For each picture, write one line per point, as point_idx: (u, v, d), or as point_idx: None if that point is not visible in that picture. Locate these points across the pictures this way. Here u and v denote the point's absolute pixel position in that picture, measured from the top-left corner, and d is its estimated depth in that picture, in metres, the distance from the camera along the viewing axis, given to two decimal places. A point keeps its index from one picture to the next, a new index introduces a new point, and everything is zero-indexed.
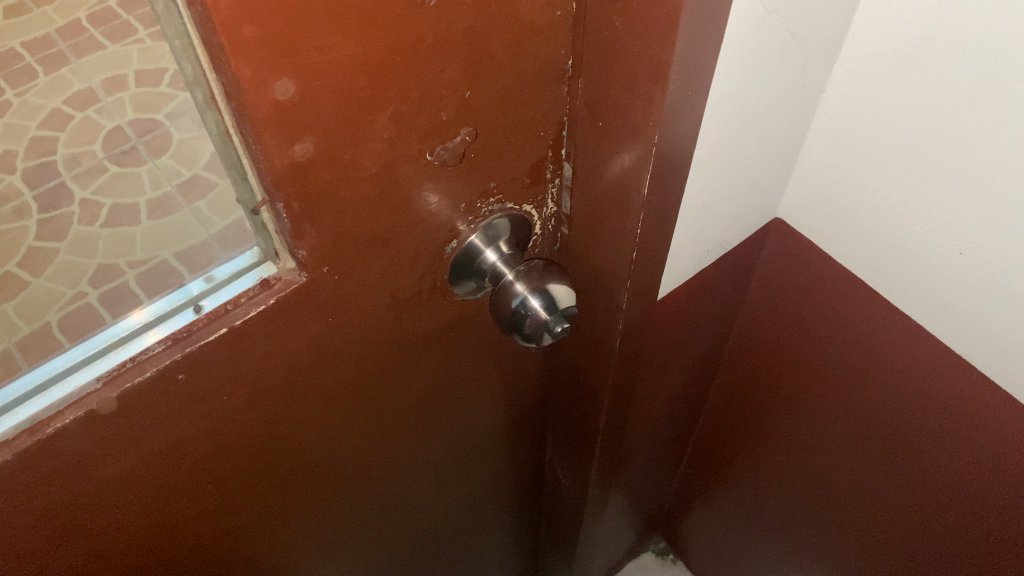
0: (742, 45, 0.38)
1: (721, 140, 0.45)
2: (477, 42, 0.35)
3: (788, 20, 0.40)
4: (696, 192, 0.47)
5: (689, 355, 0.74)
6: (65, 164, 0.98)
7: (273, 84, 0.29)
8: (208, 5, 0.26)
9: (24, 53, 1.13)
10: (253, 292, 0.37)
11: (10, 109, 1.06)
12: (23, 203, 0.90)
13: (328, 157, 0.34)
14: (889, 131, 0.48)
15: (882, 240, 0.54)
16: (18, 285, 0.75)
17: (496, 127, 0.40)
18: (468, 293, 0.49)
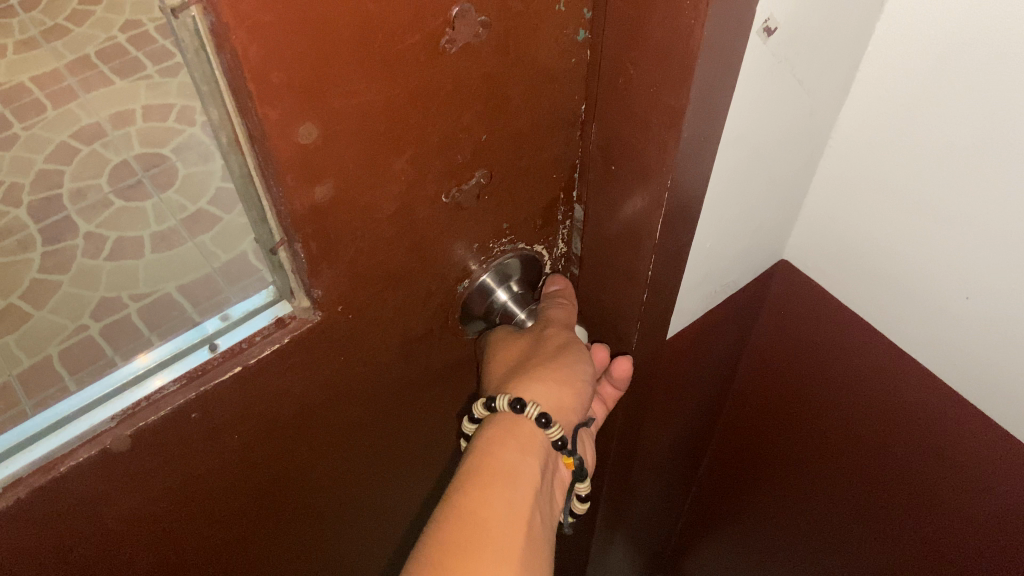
0: (751, 92, 0.39)
1: (732, 184, 0.45)
2: (495, 89, 0.36)
3: (797, 69, 0.41)
4: (705, 236, 0.48)
5: (695, 396, 0.74)
6: (70, 198, 0.98)
7: (298, 130, 0.30)
8: (237, 52, 0.26)
9: (32, 88, 1.12)
10: (268, 330, 0.37)
11: (17, 141, 1.05)
12: (29, 235, 0.91)
13: (348, 199, 0.34)
14: (896, 176, 0.49)
15: (887, 285, 0.55)
16: (18, 316, 0.76)
17: (508, 171, 0.41)
18: (473, 331, 0.49)
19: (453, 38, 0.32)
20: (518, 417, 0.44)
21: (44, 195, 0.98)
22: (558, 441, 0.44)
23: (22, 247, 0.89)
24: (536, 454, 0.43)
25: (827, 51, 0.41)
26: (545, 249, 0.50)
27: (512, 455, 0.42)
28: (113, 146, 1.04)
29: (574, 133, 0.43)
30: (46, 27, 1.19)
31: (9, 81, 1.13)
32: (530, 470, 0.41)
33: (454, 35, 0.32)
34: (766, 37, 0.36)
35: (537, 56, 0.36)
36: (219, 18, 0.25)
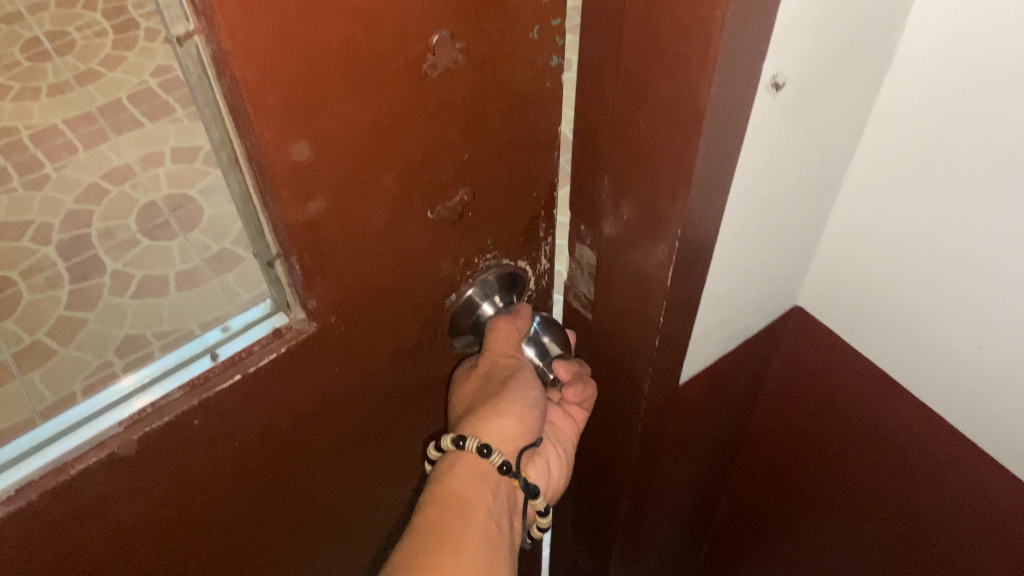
0: (761, 142, 0.42)
1: (747, 229, 0.48)
2: (476, 110, 0.39)
3: (806, 122, 0.44)
4: (719, 277, 0.50)
5: (710, 438, 0.75)
6: (99, 237, 1.08)
7: (292, 148, 0.33)
8: (237, 77, 0.29)
9: (63, 130, 1.23)
10: (266, 340, 0.39)
11: (49, 184, 1.16)
12: (56, 272, 1.03)
13: (339, 214, 0.37)
14: (903, 227, 0.51)
15: (896, 326, 0.57)
16: (47, 351, 0.88)
17: (489, 189, 0.43)
18: (462, 346, 0.51)
19: (434, 63, 0.35)
20: (461, 454, 0.45)
21: (75, 233, 1.08)
22: (501, 466, 0.44)
23: (53, 284, 1.01)
24: (483, 479, 0.44)
25: (836, 105, 0.44)
26: (529, 267, 0.52)
27: (458, 484, 0.43)
28: (141, 188, 1.15)
29: (552, 153, 0.46)
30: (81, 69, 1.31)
31: (43, 122, 1.25)
32: (478, 493, 0.43)
33: (435, 60, 0.35)
34: (776, 92, 0.39)
35: (513, 80, 0.39)
36: (220, 45, 0.28)
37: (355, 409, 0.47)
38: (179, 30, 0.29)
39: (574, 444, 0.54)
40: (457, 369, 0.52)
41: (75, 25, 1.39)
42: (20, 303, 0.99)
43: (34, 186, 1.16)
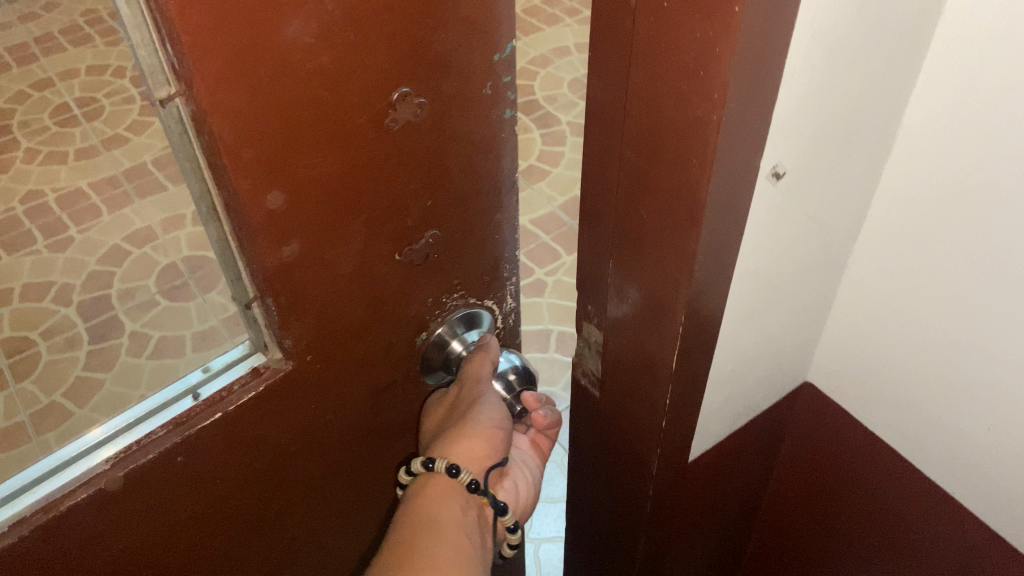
0: (766, 222, 0.48)
1: (752, 303, 0.54)
2: (437, 159, 0.42)
3: (808, 209, 0.50)
4: (730, 339, 0.55)
5: (723, 501, 0.78)
6: (120, 297, 1.32)
7: (266, 197, 0.36)
8: (215, 134, 0.32)
9: (89, 193, 1.50)
10: (245, 380, 0.42)
11: (73, 245, 1.41)
12: (76, 333, 1.27)
13: (313, 257, 0.40)
14: (899, 296, 0.56)
15: (891, 386, 0.61)
16: (61, 416, 1.11)
17: (453, 231, 0.47)
18: (434, 382, 0.53)
19: (396, 116, 0.38)
20: (431, 475, 0.49)
21: (94, 293, 1.33)
22: (469, 484, 0.49)
23: (70, 344, 1.26)
24: (452, 497, 0.48)
25: (835, 192, 0.50)
26: (498, 306, 0.55)
27: (431, 504, 0.47)
28: (162, 250, 1.37)
29: (512, 198, 0.49)
30: (107, 134, 1.59)
31: (68, 185, 1.50)
32: (447, 512, 0.47)
33: (397, 114, 0.38)
34: (774, 180, 0.45)
35: (469, 130, 0.42)
36: (199, 106, 0.31)
37: (332, 445, 0.50)
38: (162, 93, 0.32)
39: (540, 468, 0.58)
40: (427, 402, 0.54)
41: (104, 92, 1.67)
42: (41, 362, 1.23)
43: (58, 247, 1.40)
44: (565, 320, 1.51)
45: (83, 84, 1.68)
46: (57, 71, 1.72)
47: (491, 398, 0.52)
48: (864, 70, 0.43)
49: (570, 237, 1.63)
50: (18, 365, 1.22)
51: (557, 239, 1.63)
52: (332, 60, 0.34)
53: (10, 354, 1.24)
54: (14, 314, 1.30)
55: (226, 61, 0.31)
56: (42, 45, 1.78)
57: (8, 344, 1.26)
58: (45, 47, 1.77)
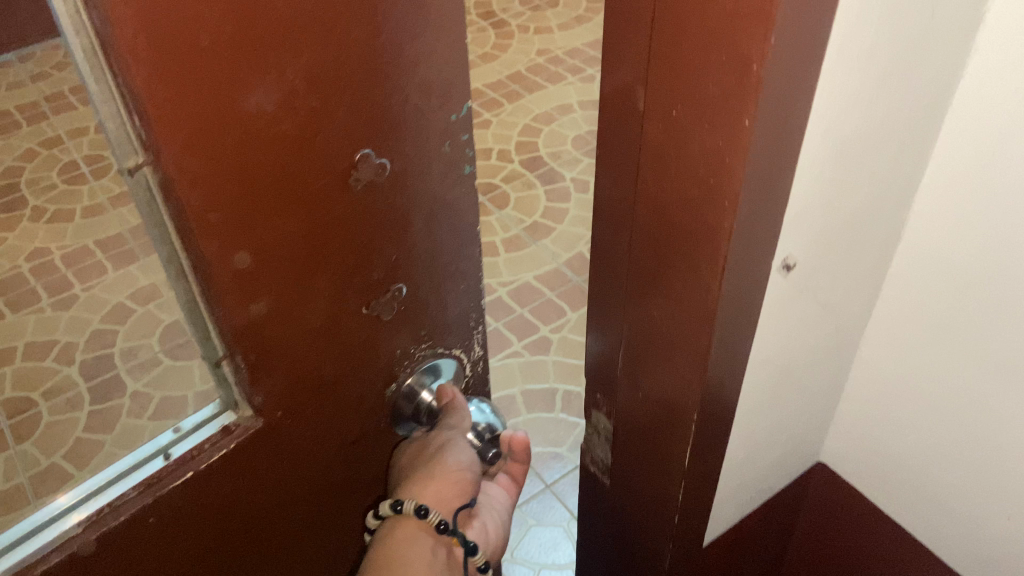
0: (786, 299, 0.56)
1: (782, 366, 0.63)
2: (401, 214, 0.44)
3: (821, 292, 0.59)
4: (759, 399, 0.64)
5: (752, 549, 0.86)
6: (122, 355, 1.28)
7: (234, 258, 0.37)
8: (182, 200, 0.34)
9: (94, 251, 1.51)
10: (216, 438, 0.42)
11: (77, 303, 1.40)
12: (77, 393, 1.24)
13: (280, 314, 0.41)
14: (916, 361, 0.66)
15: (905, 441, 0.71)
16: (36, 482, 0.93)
17: (419, 284, 0.48)
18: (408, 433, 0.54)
19: (359, 176, 0.40)
20: (400, 516, 0.50)
21: (97, 352, 1.30)
22: (438, 525, 0.50)
23: (72, 406, 1.21)
24: (417, 536, 0.50)
25: (850, 276, 0.60)
26: (467, 354, 0.56)
27: (402, 547, 0.49)
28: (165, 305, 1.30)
29: (475, 248, 0.50)
30: (114, 192, 1.61)
31: (76, 244, 1.53)
32: (415, 555, 0.48)
33: (359, 174, 0.40)
34: (786, 269, 0.54)
35: (431, 187, 0.44)
36: (167, 173, 0.33)
37: (306, 499, 0.50)
38: (131, 162, 0.33)
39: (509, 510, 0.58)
40: (396, 451, 0.54)
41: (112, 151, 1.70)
42: (41, 423, 1.19)
43: (63, 305, 1.40)
44: (571, 380, 1.41)
45: (89, 141, 1.71)
46: (66, 129, 1.77)
47: (459, 442, 0.53)
48: (872, 161, 0.51)
49: (574, 293, 1.56)
50: (17, 426, 1.18)
51: (560, 295, 1.56)
52: (295, 126, 0.36)
53: (11, 415, 1.21)
54: (17, 373, 1.27)
55: (191, 131, 0.32)
56: (52, 103, 1.82)
57: (9, 405, 1.23)
58: (55, 106, 1.81)
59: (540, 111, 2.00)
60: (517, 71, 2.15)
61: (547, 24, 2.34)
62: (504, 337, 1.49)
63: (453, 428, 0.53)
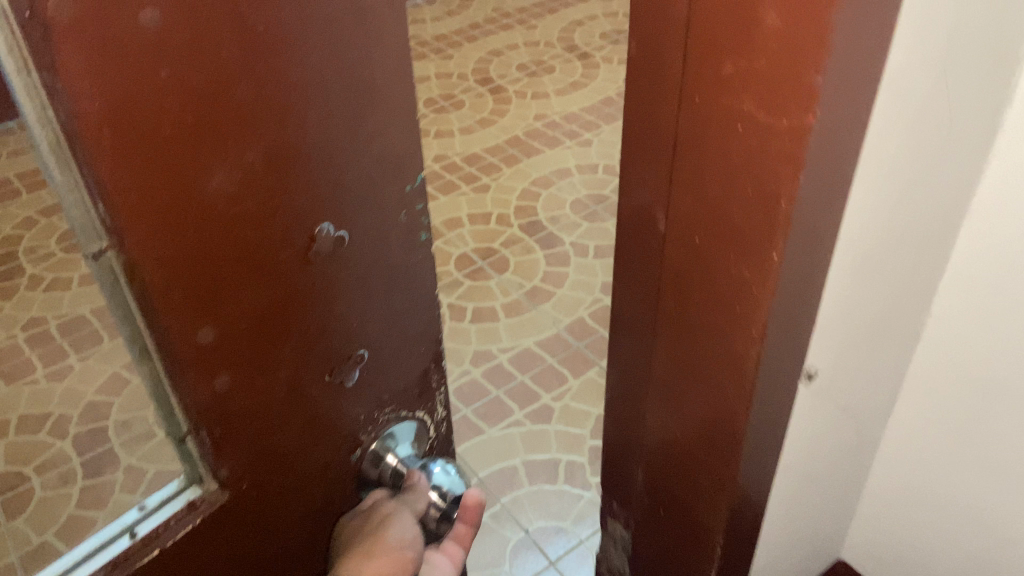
0: (810, 402, 0.69)
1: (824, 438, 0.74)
2: (360, 283, 0.45)
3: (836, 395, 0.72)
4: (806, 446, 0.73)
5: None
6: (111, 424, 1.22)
7: (197, 334, 0.38)
8: (147, 279, 0.34)
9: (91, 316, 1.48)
10: (181, 514, 0.42)
11: (71, 373, 1.39)
12: (70, 468, 1.23)
13: (244, 386, 0.41)
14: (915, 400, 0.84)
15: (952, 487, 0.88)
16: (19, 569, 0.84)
17: (380, 349, 0.49)
18: (367, 504, 0.53)
19: (317, 249, 0.41)
20: None
21: (88, 427, 1.29)
22: None
23: (64, 480, 1.21)
24: None
25: (869, 344, 0.70)
26: (430, 416, 0.57)
27: None
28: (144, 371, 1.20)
29: (434, 312, 0.52)
30: None
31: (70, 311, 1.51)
32: None
33: (318, 246, 0.41)
34: (807, 384, 0.66)
35: (388, 256, 0.45)
36: (130, 256, 0.34)
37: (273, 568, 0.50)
38: (94, 248, 0.34)
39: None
40: (348, 518, 0.53)
41: None
42: (34, 498, 1.18)
43: (59, 376, 1.41)
44: (574, 451, 1.39)
45: None
46: None
47: (404, 519, 0.52)
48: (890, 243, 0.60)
49: (577, 360, 1.56)
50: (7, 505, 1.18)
51: (563, 361, 1.56)
52: (255, 204, 0.37)
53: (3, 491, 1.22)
54: (12, 449, 1.30)
55: (153, 214, 0.33)
56: None
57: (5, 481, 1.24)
58: None
59: (538, 176, 2.06)
60: (516, 136, 2.20)
61: (547, 88, 2.41)
62: (505, 406, 1.48)
63: (399, 503, 0.52)
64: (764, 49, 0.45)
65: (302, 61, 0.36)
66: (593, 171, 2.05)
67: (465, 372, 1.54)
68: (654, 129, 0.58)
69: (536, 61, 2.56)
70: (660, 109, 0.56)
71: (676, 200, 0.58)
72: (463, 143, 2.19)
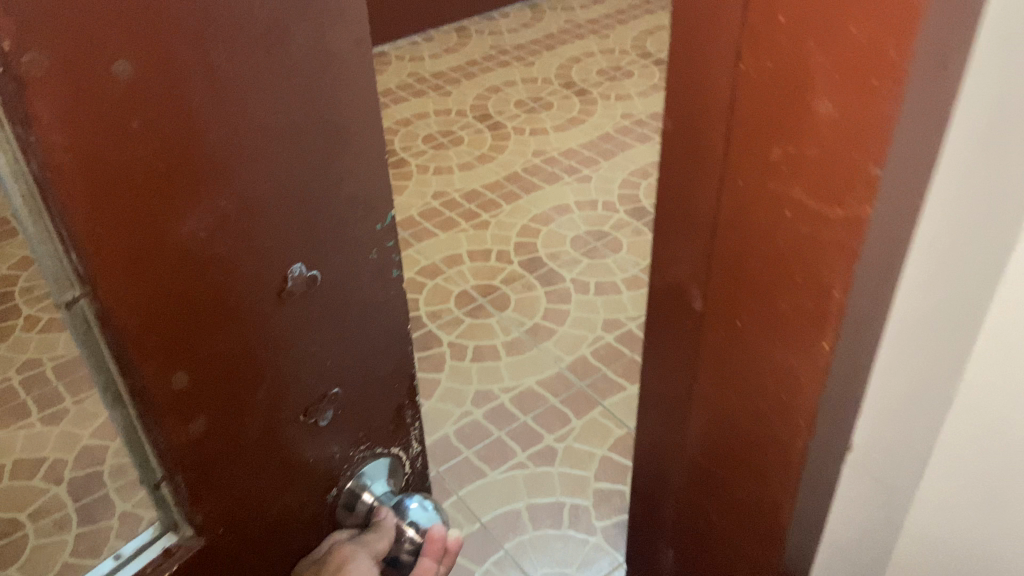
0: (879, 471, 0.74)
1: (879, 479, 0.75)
2: (333, 323, 0.45)
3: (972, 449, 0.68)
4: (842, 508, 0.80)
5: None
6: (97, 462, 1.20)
7: (171, 378, 0.38)
8: (121, 326, 0.35)
9: None
10: (157, 561, 0.42)
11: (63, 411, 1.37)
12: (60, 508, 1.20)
13: (219, 429, 0.41)
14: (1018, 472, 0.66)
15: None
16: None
17: (354, 386, 0.49)
18: (328, 542, 0.52)
19: (290, 291, 0.41)
20: None
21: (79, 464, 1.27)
22: None
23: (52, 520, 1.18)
24: None
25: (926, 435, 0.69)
26: (405, 451, 0.57)
27: None
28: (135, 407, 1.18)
29: (408, 348, 0.52)
30: None
31: None
32: None
33: (291, 288, 0.41)
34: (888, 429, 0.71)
35: (360, 295, 0.46)
36: (104, 304, 0.34)
37: None
38: (67, 296, 0.34)
39: None
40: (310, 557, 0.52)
41: None
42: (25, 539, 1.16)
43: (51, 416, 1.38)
44: (578, 493, 1.36)
45: None
46: None
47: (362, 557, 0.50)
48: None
49: (578, 401, 1.52)
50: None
51: (564, 402, 1.52)
52: (227, 248, 0.37)
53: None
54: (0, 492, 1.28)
55: (126, 261, 0.33)
56: None
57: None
58: None
59: (538, 215, 1.99)
60: (516, 174, 2.14)
61: (545, 126, 2.33)
62: (507, 446, 1.44)
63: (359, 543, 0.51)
64: (822, 136, 0.54)
65: (271, 107, 0.36)
66: (591, 208, 2.00)
67: (466, 412, 1.50)
68: (697, 218, 0.71)
69: (534, 97, 2.48)
70: (702, 181, 0.68)
71: (722, 232, 0.68)
72: (464, 182, 2.11)
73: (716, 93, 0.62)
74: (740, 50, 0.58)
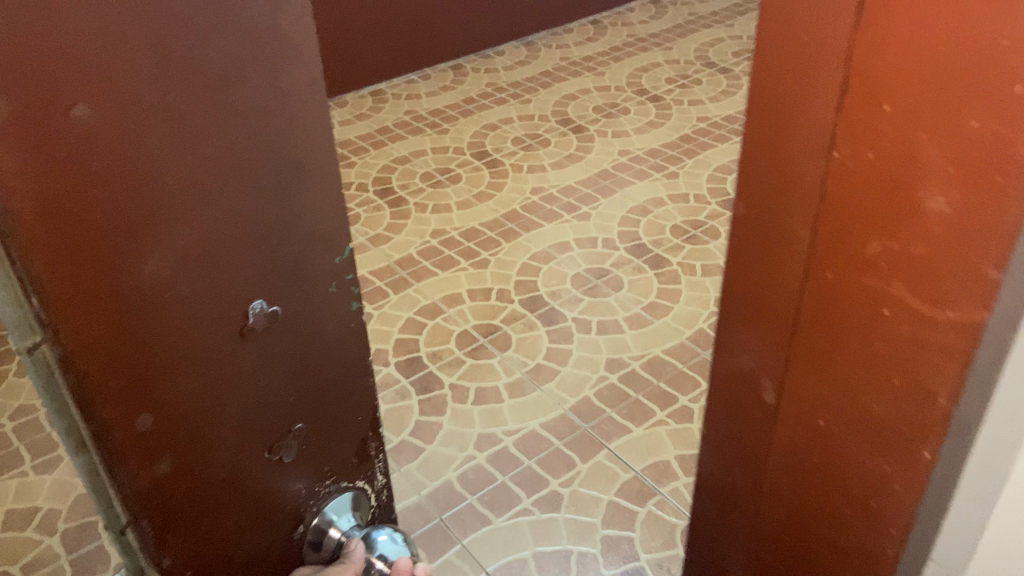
0: None
1: None
2: (296, 360, 0.45)
3: None
4: None
5: None
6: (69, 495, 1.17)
7: (135, 420, 0.38)
8: (83, 370, 0.34)
9: None
10: None
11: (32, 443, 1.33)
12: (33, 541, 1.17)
13: (183, 471, 0.41)
14: None
15: None
16: None
17: (318, 421, 0.49)
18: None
19: (251, 328, 0.42)
20: None
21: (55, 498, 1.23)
22: None
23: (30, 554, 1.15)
24: None
25: None
26: (370, 484, 0.57)
27: None
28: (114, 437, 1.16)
29: (370, 381, 0.53)
30: None
31: None
32: None
33: (252, 325, 0.42)
34: None
35: (322, 330, 0.46)
36: (65, 347, 0.34)
37: None
38: (27, 343, 0.33)
39: None
40: None
41: None
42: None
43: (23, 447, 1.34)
44: None
45: None
46: None
47: None
48: None
49: None
50: None
51: None
52: (187, 287, 0.37)
53: None
54: None
55: (86, 304, 0.33)
56: None
57: None
58: None
59: None
60: None
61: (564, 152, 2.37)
62: (511, 493, 1.27)
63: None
64: (903, 405, 0.48)
65: (228, 145, 0.37)
66: None
67: None
68: (780, 373, 0.57)
69: (531, 134, 2.25)
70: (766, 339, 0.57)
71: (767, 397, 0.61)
72: None
73: (804, 181, 0.49)
74: (833, 135, 0.45)
